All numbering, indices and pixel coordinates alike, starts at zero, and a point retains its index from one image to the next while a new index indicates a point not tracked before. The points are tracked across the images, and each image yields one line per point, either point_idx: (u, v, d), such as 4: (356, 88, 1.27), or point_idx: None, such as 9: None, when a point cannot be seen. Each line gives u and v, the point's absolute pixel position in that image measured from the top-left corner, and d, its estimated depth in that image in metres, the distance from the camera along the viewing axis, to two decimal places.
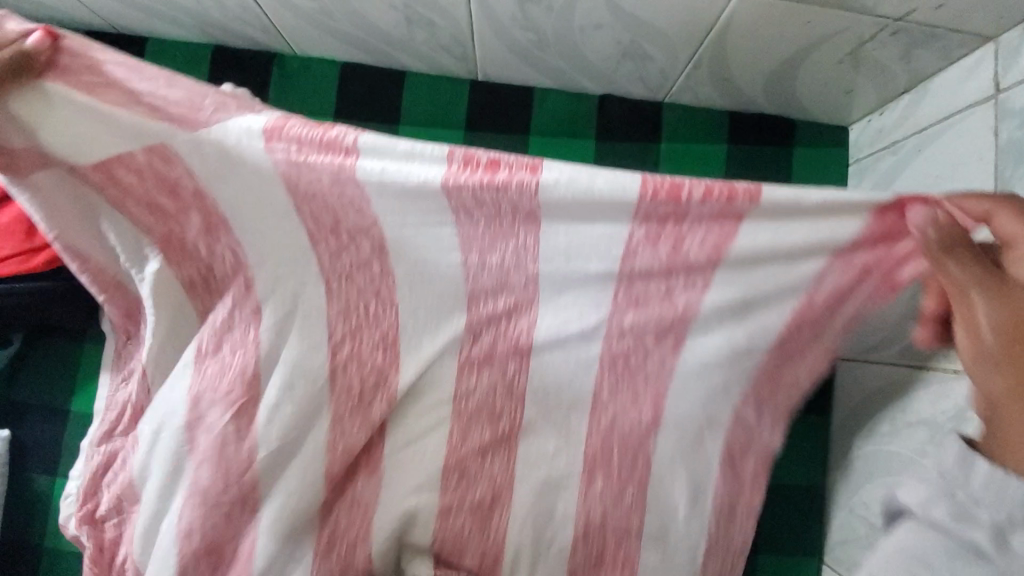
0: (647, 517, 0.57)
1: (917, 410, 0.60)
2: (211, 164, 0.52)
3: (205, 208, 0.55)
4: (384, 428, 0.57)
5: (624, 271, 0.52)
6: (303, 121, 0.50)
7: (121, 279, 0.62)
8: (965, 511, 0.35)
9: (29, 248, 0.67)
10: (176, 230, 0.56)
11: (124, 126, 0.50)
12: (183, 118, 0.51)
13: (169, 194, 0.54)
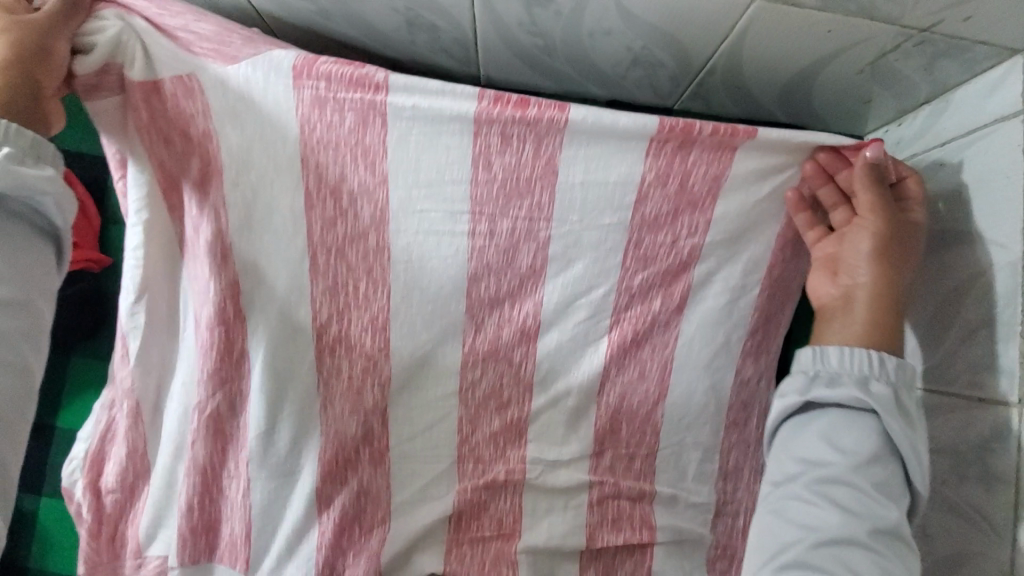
0: (633, 480, 0.71)
1: (937, 437, 0.59)
2: (231, 99, 0.62)
3: (207, 162, 0.65)
4: (383, 408, 0.71)
5: (635, 219, 0.64)
6: (332, 61, 0.61)
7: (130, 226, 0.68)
8: (833, 380, 0.57)
9: None
10: (179, 172, 0.66)
11: (160, 53, 0.61)
12: (212, 51, 0.62)
13: (183, 133, 0.64)
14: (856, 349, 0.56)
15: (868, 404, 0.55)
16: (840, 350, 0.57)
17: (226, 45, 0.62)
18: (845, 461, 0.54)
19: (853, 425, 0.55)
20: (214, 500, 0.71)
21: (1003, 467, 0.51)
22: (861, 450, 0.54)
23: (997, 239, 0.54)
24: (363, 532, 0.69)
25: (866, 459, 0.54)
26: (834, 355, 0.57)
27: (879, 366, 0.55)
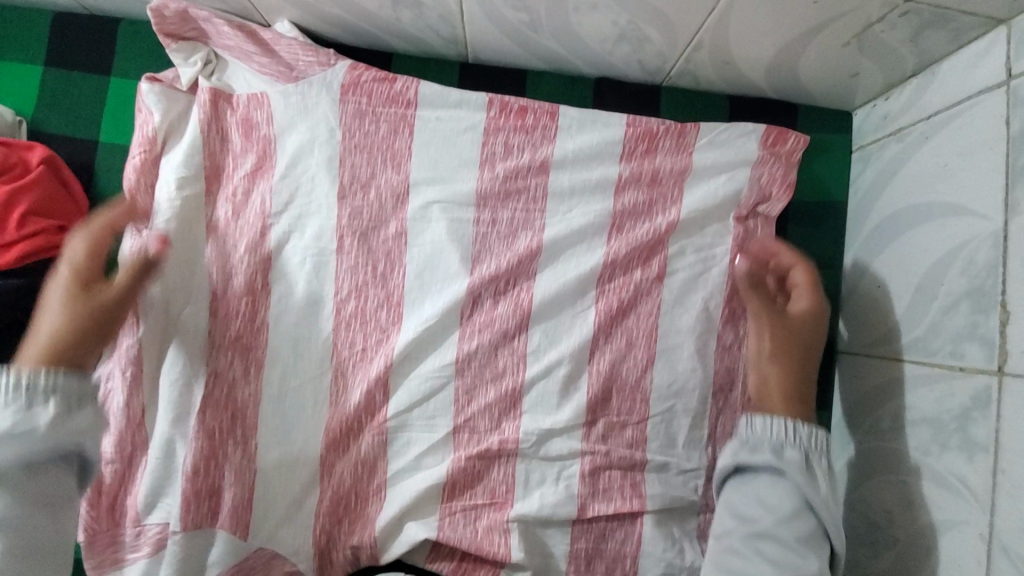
0: (622, 446, 0.73)
1: (918, 408, 0.60)
2: (288, 107, 0.74)
3: (261, 158, 0.74)
4: (386, 380, 0.74)
5: (616, 210, 0.75)
6: (374, 79, 0.75)
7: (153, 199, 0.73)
8: (753, 448, 0.64)
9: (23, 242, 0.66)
10: (229, 167, 0.74)
11: (245, 80, 0.76)
12: (284, 70, 0.75)
13: (244, 133, 0.74)
14: (775, 418, 0.65)
15: (783, 468, 0.62)
16: (758, 419, 0.65)
17: (293, 64, 0.75)
18: (770, 517, 0.61)
19: (775, 486, 0.62)
20: (219, 466, 0.72)
21: (980, 433, 0.52)
22: (784, 508, 0.61)
23: (978, 209, 0.54)
24: (361, 498, 0.73)
25: (788, 515, 0.60)
26: (758, 424, 0.65)
27: (792, 433, 0.64)
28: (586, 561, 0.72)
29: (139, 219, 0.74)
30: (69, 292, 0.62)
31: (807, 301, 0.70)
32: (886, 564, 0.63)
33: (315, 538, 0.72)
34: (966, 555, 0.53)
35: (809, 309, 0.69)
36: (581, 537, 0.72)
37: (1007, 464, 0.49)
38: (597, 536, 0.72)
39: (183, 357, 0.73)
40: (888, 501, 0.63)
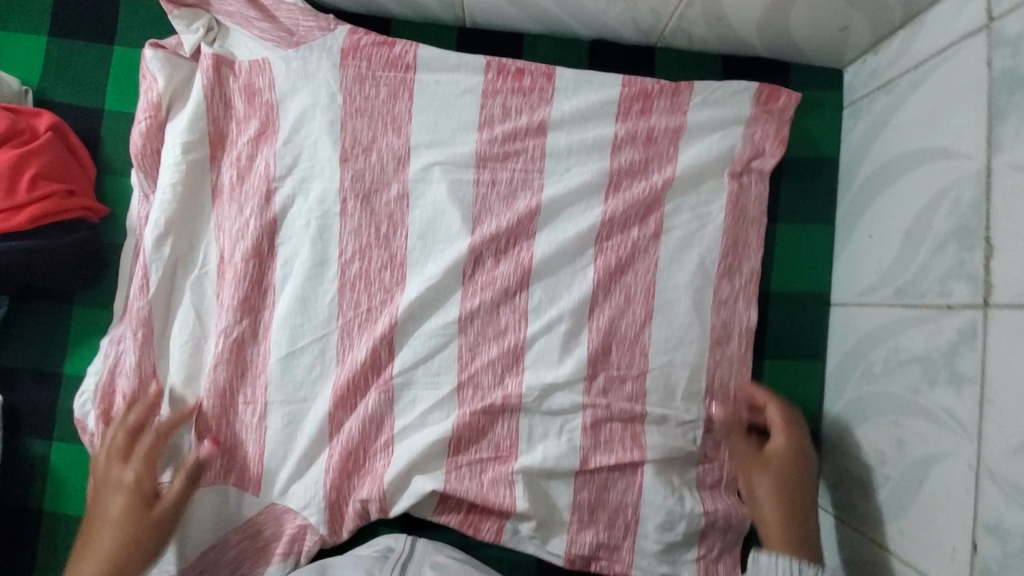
0: (623, 399, 0.75)
1: (908, 349, 0.61)
2: (290, 72, 0.76)
3: (264, 124, 0.76)
4: (390, 338, 0.75)
5: (612, 168, 0.76)
6: (373, 43, 0.76)
7: (160, 164, 0.75)
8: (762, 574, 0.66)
9: (20, 205, 0.67)
10: (233, 133, 0.76)
11: (246, 47, 0.77)
12: (284, 36, 0.76)
13: (247, 99, 0.76)
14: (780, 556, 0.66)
15: None
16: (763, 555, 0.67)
17: (294, 30, 0.76)
18: None
19: None
20: (231, 424, 0.74)
21: (966, 366, 0.54)
22: None
23: (963, 151, 0.56)
24: (369, 453, 0.75)
25: None
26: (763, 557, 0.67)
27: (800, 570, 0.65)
28: (589, 512, 0.74)
29: (146, 184, 0.76)
30: (122, 532, 0.66)
31: (781, 439, 0.72)
32: (879, 503, 0.64)
33: (325, 493, 0.73)
34: (954, 485, 0.54)
35: (784, 449, 0.72)
36: (583, 489, 0.74)
37: (991, 394, 0.51)
38: (599, 487, 0.74)
39: (192, 318, 0.75)
40: (882, 443, 0.64)
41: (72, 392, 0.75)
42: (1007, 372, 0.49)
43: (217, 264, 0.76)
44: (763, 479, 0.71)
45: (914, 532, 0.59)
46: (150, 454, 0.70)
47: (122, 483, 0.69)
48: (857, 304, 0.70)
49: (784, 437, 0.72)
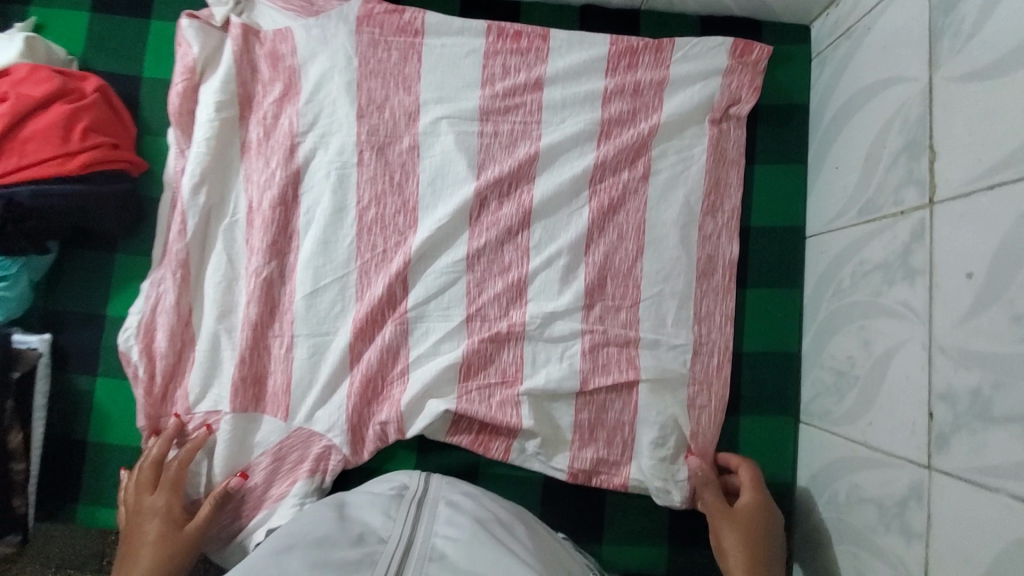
0: (618, 326, 0.82)
1: (870, 258, 0.68)
2: (310, 38, 0.84)
3: (288, 85, 0.84)
4: (405, 275, 0.83)
5: (604, 119, 0.84)
6: (385, 10, 0.84)
7: (194, 121, 0.83)
8: None
9: (62, 154, 0.73)
10: (260, 94, 0.84)
11: (270, 17, 0.86)
12: (305, 6, 0.85)
13: (272, 63, 0.84)
14: None
15: None
16: None
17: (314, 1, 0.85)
18: None
19: None
20: (261, 356, 0.81)
21: (918, 259, 0.61)
22: None
23: (910, 74, 0.63)
24: (387, 381, 0.81)
25: None
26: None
27: None
28: (589, 431, 0.81)
29: (182, 141, 0.83)
30: (161, 544, 0.74)
31: (750, 497, 0.77)
32: (850, 402, 0.70)
33: (347, 416, 0.80)
34: (911, 366, 0.61)
35: (751, 504, 0.76)
36: (583, 409, 0.81)
37: (938, 278, 0.58)
38: (598, 406, 0.81)
39: (223, 260, 0.82)
40: (850, 349, 0.71)
41: (115, 331, 0.82)
42: (952, 256, 0.56)
43: (245, 212, 0.83)
44: (733, 531, 0.75)
45: (880, 419, 0.65)
46: (175, 482, 0.77)
47: (155, 508, 0.76)
48: (827, 230, 0.78)
49: (753, 491, 0.77)
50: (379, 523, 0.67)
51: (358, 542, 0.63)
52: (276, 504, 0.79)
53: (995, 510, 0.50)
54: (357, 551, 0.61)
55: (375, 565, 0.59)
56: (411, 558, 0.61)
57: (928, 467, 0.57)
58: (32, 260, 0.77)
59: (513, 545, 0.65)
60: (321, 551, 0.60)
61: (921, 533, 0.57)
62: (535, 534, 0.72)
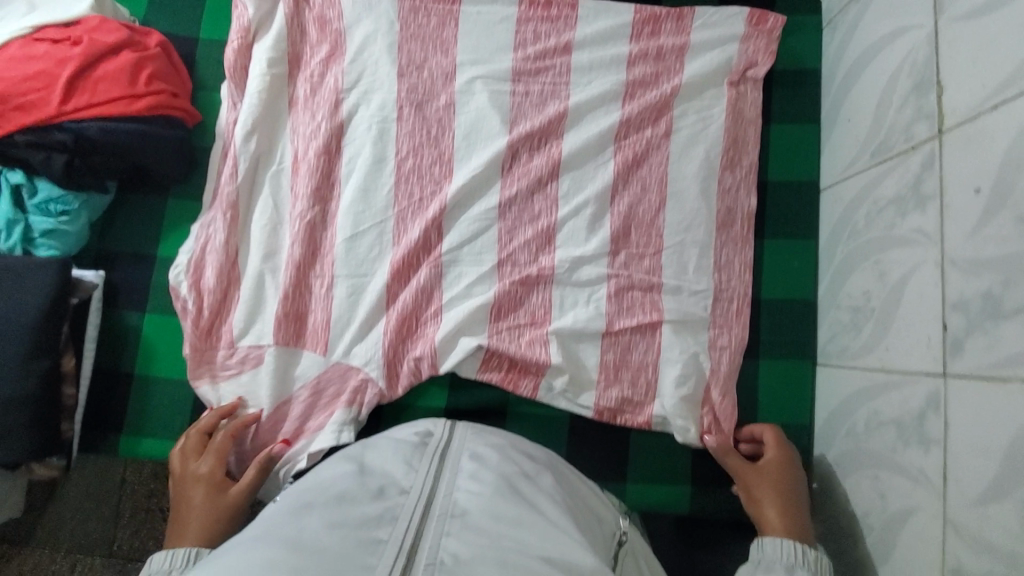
0: (642, 271, 0.86)
1: (884, 196, 0.72)
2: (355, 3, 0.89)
3: (333, 46, 0.90)
4: (440, 221, 0.87)
5: (629, 81, 0.90)
6: None
7: (248, 76, 0.89)
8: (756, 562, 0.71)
9: (131, 94, 0.79)
10: (307, 54, 0.90)
11: None
12: None
13: (319, 27, 0.90)
14: (785, 541, 0.71)
15: None
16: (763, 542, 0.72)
17: None
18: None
19: None
20: (303, 294, 0.85)
21: (928, 186, 0.65)
22: None
23: (917, 22, 0.69)
24: (421, 320, 0.85)
25: None
26: (768, 545, 0.71)
27: (802, 555, 0.70)
28: (613, 370, 0.84)
29: (234, 95, 0.89)
30: (208, 507, 0.75)
31: (773, 454, 0.79)
32: (866, 334, 0.73)
33: (383, 352, 0.83)
34: (924, 286, 0.64)
35: (775, 459, 0.79)
36: (609, 350, 0.85)
37: (948, 198, 0.62)
38: (622, 347, 0.84)
39: (270, 204, 0.87)
40: (866, 283, 0.74)
41: (165, 269, 0.86)
42: (961, 175, 0.61)
43: (291, 160, 0.88)
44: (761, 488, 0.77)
45: (896, 342, 0.68)
46: (221, 450, 0.78)
47: (200, 474, 0.77)
48: (841, 179, 0.82)
49: (777, 449, 0.79)
50: (401, 472, 0.65)
51: (379, 495, 0.61)
52: (313, 434, 0.83)
53: (1010, 397, 0.52)
54: (378, 508, 0.59)
55: (395, 523, 0.58)
56: (431, 516, 0.59)
57: (943, 375, 0.60)
58: (93, 197, 0.82)
59: (537, 503, 0.62)
60: (342, 508, 0.58)
61: (938, 439, 0.59)
62: (559, 483, 0.69)
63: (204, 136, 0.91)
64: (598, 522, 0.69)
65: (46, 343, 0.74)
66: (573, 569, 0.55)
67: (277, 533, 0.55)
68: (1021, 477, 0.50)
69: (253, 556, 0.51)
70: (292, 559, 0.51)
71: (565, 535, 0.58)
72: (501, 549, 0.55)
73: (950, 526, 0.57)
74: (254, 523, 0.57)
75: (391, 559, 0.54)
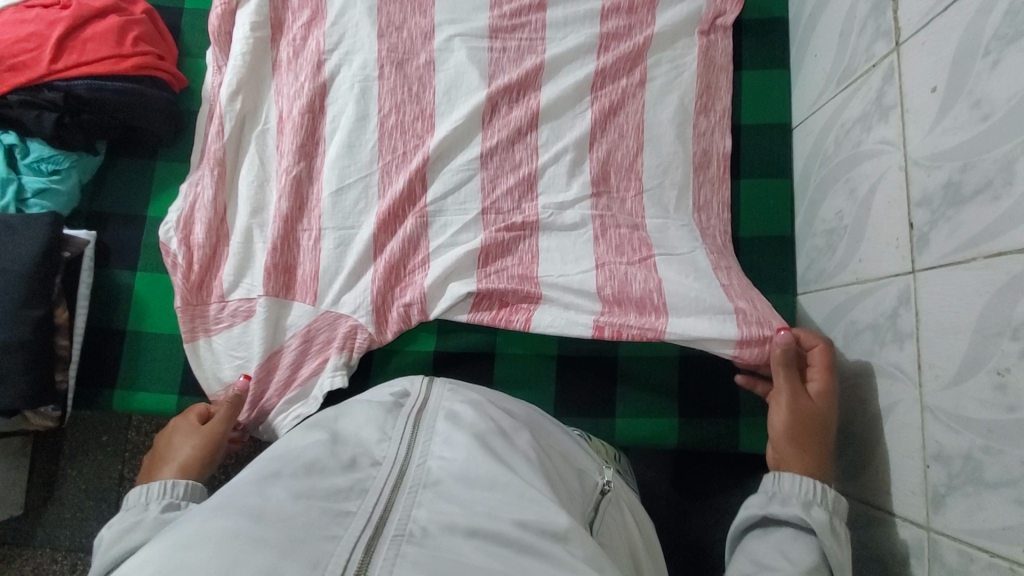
0: (622, 214, 0.86)
1: (851, 118, 0.75)
2: None
3: (315, 11, 0.92)
4: (425, 172, 0.88)
5: (603, 35, 0.90)
6: None
7: (233, 42, 0.92)
8: (773, 496, 0.67)
9: (116, 54, 0.83)
10: (289, 19, 0.93)
11: None
12: None
13: None
14: (805, 478, 0.67)
15: (810, 526, 0.64)
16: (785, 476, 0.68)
17: None
18: (793, 567, 0.61)
19: (797, 542, 0.64)
20: (292, 247, 0.87)
21: (890, 99, 0.67)
22: (804, 561, 0.62)
23: None
24: (409, 269, 0.86)
25: (809, 568, 0.61)
26: (787, 480, 0.68)
27: (821, 494, 0.66)
28: (614, 305, 0.82)
29: (220, 59, 0.93)
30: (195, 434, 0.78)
31: (822, 384, 0.72)
32: (840, 252, 0.76)
33: (371, 299, 0.85)
34: (891, 190, 0.66)
35: (824, 391, 0.72)
36: (605, 284, 0.82)
37: (909, 105, 0.64)
38: (620, 280, 0.82)
39: (256, 163, 0.90)
40: (840, 205, 0.76)
41: (155, 228, 0.90)
42: (921, 81, 0.62)
43: (278, 120, 0.91)
44: (799, 407, 0.71)
45: (869, 252, 0.70)
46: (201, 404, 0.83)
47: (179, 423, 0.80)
48: (815, 114, 0.84)
49: (823, 380, 0.72)
50: (374, 440, 0.59)
51: (350, 466, 0.55)
52: (308, 383, 0.84)
53: (972, 275, 0.54)
54: (348, 479, 0.53)
55: (366, 495, 0.52)
56: (404, 486, 0.53)
57: (912, 271, 0.62)
58: (83, 158, 0.86)
59: (517, 466, 0.57)
60: (309, 479, 0.52)
61: (912, 332, 0.62)
62: (538, 444, 0.64)
63: (191, 100, 0.96)
64: (580, 477, 0.66)
65: (38, 292, 0.77)
66: (553, 533, 0.50)
67: (233, 505, 0.48)
68: (991, 346, 0.52)
69: (206, 530, 0.45)
70: (249, 532, 0.45)
71: (545, 498, 0.53)
72: (476, 515, 0.50)
73: (929, 411, 0.59)
74: (215, 492, 0.50)
75: (359, 529, 0.47)
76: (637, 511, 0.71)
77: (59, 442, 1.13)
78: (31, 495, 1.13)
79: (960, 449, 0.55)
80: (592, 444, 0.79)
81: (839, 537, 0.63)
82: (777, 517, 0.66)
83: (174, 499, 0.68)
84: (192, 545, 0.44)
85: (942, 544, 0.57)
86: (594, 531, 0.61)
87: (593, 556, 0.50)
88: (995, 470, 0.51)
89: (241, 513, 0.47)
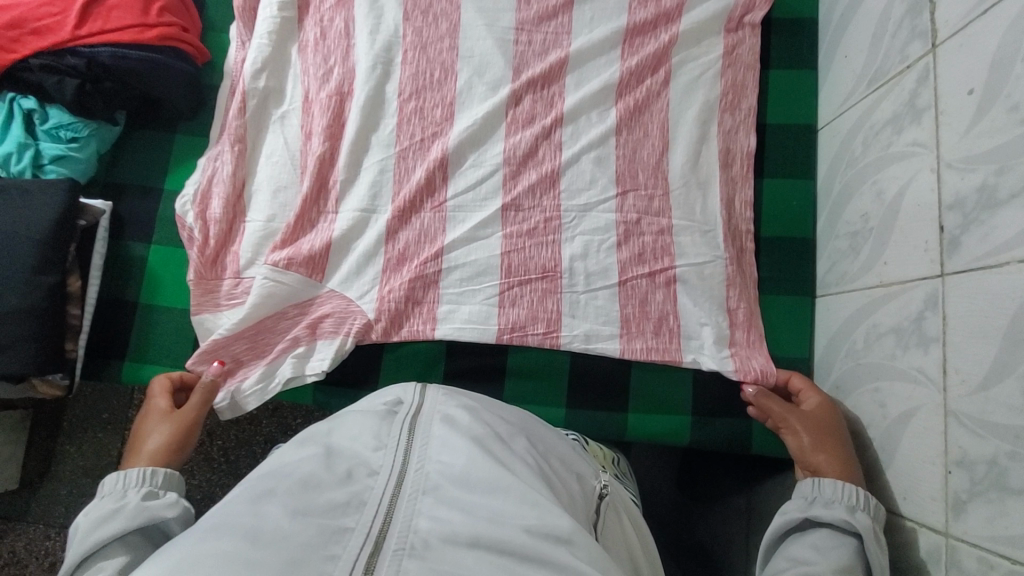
0: (648, 214, 0.83)
1: (882, 119, 0.74)
2: None
3: None
4: (443, 166, 0.85)
5: (630, 30, 0.88)
6: None
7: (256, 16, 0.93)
8: (815, 499, 0.68)
9: (139, 25, 0.83)
10: None
11: None
12: None
13: None
14: (847, 484, 0.67)
15: (854, 529, 0.64)
16: (831, 482, 0.68)
17: None
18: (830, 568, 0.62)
19: (840, 546, 0.65)
20: (305, 226, 0.85)
21: (925, 99, 0.66)
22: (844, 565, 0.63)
23: None
24: (420, 260, 0.83)
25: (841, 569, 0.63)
26: (828, 485, 0.68)
27: (865, 500, 0.66)
28: (635, 324, 0.81)
29: (243, 34, 0.93)
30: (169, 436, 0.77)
31: (816, 397, 0.76)
32: (865, 253, 0.75)
33: (379, 287, 0.83)
34: (922, 193, 0.65)
35: (819, 402, 0.75)
36: (627, 303, 0.82)
37: (945, 106, 0.63)
38: (639, 299, 0.81)
39: (281, 145, 0.89)
40: (866, 207, 0.76)
41: (171, 201, 0.89)
42: (959, 83, 0.61)
43: (302, 99, 0.90)
44: (809, 429, 0.74)
45: (895, 255, 0.69)
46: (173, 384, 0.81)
47: (156, 410, 0.79)
48: (844, 114, 0.83)
49: (817, 392, 0.76)
50: (369, 449, 0.57)
51: (346, 479, 0.53)
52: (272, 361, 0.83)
53: (1003, 279, 0.53)
54: (345, 493, 0.52)
55: (364, 509, 0.50)
56: (402, 494, 0.52)
57: (941, 274, 0.61)
58: (102, 128, 0.85)
59: (516, 469, 0.55)
60: (304, 495, 0.50)
61: (937, 336, 0.61)
62: (535, 448, 0.62)
63: (213, 75, 0.97)
64: (580, 481, 0.63)
65: (51, 259, 0.77)
66: (556, 536, 0.49)
67: (228, 525, 0.47)
68: (1020, 353, 0.51)
69: (200, 553, 0.44)
70: (246, 555, 0.44)
71: (548, 501, 0.51)
72: (477, 520, 0.49)
73: (952, 416, 0.58)
74: (202, 518, 0.48)
75: (358, 545, 0.47)
76: (638, 520, 0.69)
77: (59, 418, 1.13)
78: (28, 470, 1.11)
79: (984, 455, 0.54)
80: (590, 449, 0.78)
81: (881, 543, 0.63)
82: (819, 518, 0.67)
83: (153, 488, 0.68)
84: (188, 570, 0.42)
85: (961, 552, 0.56)
86: (597, 536, 0.59)
87: (597, 558, 0.49)
88: (1018, 476, 0.50)
89: (237, 534, 0.46)
